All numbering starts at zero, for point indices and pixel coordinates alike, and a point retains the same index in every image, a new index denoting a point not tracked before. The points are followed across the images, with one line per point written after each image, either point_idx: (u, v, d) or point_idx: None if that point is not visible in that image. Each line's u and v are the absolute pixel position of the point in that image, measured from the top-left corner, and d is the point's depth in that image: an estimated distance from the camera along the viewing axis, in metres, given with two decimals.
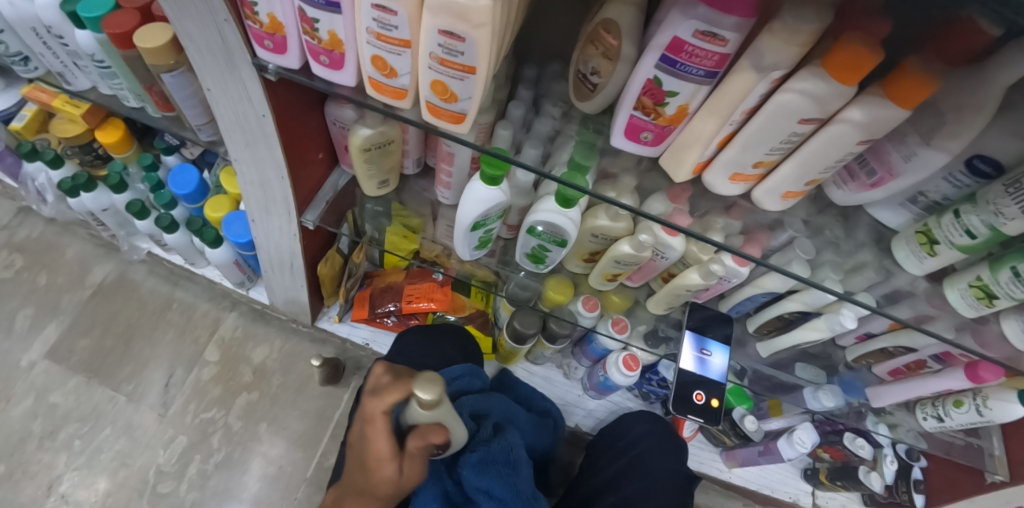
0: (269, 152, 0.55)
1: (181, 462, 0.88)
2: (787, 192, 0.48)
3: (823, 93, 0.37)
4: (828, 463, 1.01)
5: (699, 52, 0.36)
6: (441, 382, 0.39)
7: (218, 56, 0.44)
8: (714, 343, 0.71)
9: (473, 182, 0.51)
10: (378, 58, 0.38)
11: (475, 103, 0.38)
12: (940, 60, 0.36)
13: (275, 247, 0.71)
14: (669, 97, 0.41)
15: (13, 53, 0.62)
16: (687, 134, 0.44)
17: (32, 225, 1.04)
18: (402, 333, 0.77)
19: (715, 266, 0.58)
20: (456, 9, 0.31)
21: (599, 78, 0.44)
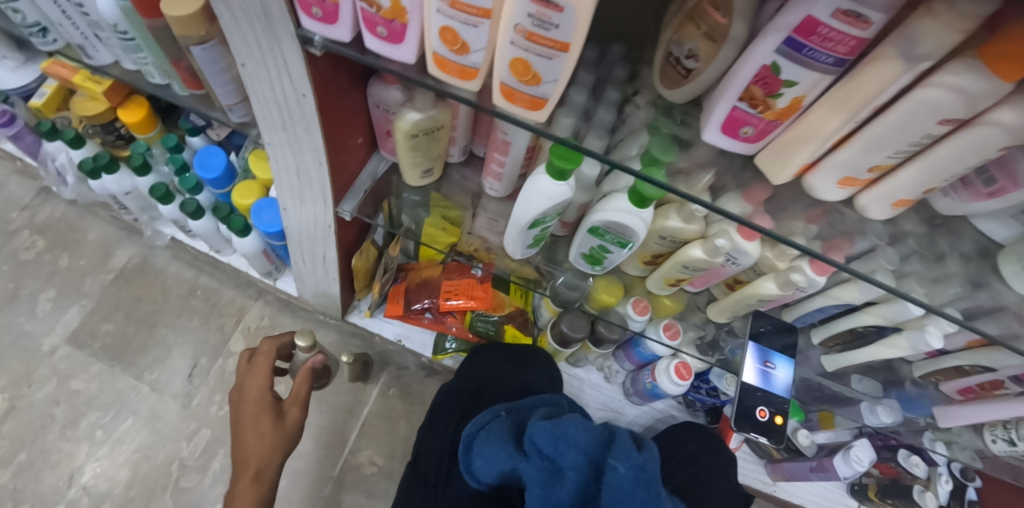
0: (309, 136, 0.49)
1: (205, 456, 0.85)
2: (900, 199, 0.42)
3: (978, 90, 0.31)
4: (877, 480, 0.97)
5: (835, 35, 0.30)
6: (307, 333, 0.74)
7: (259, 26, 0.38)
8: (779, 355, 0.65)
9: (537, 175, 0.46)
10: (448, 31, 0.32)
11: (561, 87, 0.33)
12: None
13: (308, 237, 0.66)
14: (785, 87, 0.35)
15: (31, 24, 0.57)
16: (796, 131, 0.38)
17: (54, 206, 1.00)
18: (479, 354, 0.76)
19: (795, 275, 0.53)
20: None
21: (696, 62, 0.38)
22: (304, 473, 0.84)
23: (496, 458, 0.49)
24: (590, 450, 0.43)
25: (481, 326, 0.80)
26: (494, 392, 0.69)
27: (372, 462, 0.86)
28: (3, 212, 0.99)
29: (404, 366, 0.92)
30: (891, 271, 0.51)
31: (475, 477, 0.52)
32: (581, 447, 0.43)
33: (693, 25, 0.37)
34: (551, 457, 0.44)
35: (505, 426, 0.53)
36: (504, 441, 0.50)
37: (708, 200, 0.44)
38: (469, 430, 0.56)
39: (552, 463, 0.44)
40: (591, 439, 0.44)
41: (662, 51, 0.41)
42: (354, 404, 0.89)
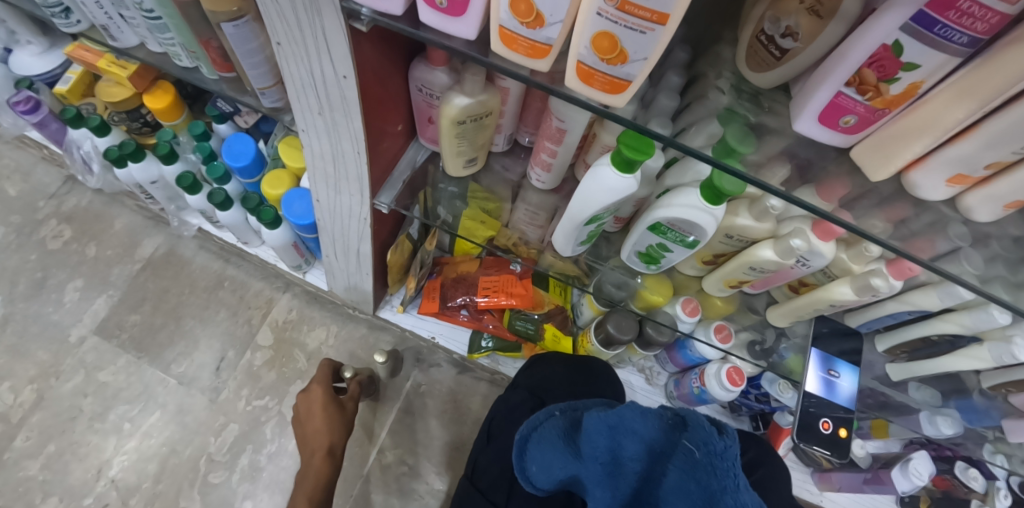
0: (348, 123, 0.46)
1: (233, 452, 0.84)
2: (1014, 201, 0.36)
3: None
4: (930, 491, 0.92)
5: (978, 10, 0.26)
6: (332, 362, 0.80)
7: (298, 1, 0.35)
8: (843, 363, 0.60)
9: (601, 166, 0.41)
10: (520, 0, 0.28)
11: (648, 67, 0.28)
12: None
13: (342, 230, 0.63)
14: (904, 71, 0.30)
15: (53, 3, 0.54)
16: (908, 121, 0.33)
17: (81, 195, 0.99)
18: (536, 362, 0.71)
19: (876, 280, 0.47)
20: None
21: (794, 42, 0.33)
22: None
23: (552, 464, 0.47)
24: (653, 436, 0.40)
25: (520, 324, 0.77)
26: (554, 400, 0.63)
27: (402, 461, 0.84)
28: (30, 200, 0.98)
29: (435, 363, 0.89)
30: (976, 276, 0.43)
31: (532, 485, 0.49)
32: (640, 434, 0.41)
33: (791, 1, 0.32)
34: (610, 448, 0.42)
35: (559, 425, 0.50)
36: (558, 443, 0.47)
37: (785, 191, 0.38)
38: (521, 432, 0.52)
39: (615, 456, 0.41)
40: (651, 425, 0.41)
41: (749, 31, 0.36)
42: (384, 400, 0.87)
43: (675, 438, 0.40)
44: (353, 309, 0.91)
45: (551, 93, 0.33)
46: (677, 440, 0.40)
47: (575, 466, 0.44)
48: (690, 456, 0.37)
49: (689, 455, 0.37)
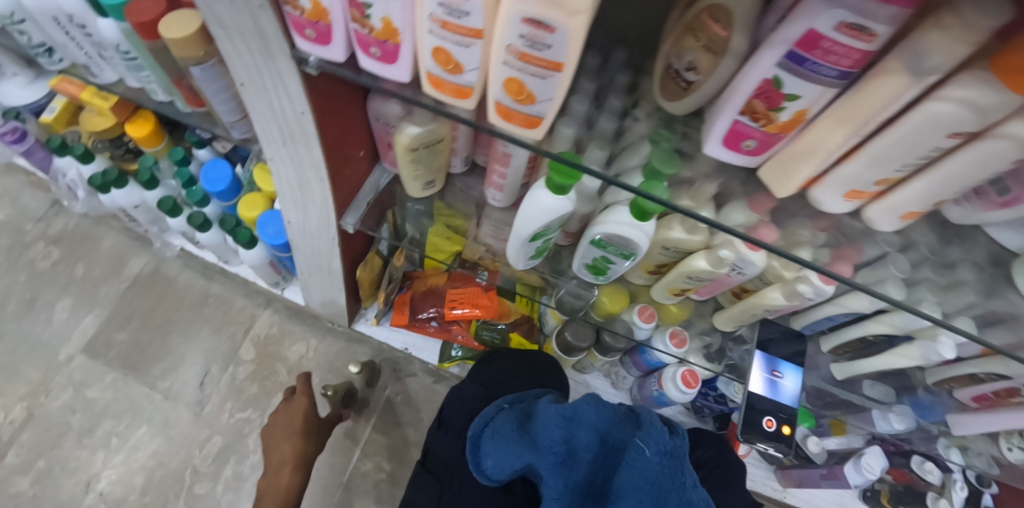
0: (310, 152, 0.50)
1: (217, 463, 0.87)
2: (909, 211, 0.40)
3: (990, 103, 0.29)
4: (890, 485, 0.95)
5: (839, 49, 0.29)
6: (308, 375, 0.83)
7: (254, 46, 0.38)
8: (787, 364, 0.64)
9: (536, 189, 0.45)
10: (441, 51, 0.32)
11: (556, 106, 0.32)
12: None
13: (315, 249, 0.67)
14: (787, 101, 0.33)
15: (36, 44, 0.59)
16: (799, 144, 0.37)
17: (68, 216, 1.02)
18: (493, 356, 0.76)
19: (802, 286, 0.52)
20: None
21: (696, 75, 0.37)
22: (316, 478, 0.85)
23: (507, 455, 0.49)
24: (605, 428, 0.46)
25: (486, 334, 0.80)
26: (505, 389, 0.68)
27: (381, 468, 0.87)
28: (19, 223, 1.01)
29: (412, 373, 0.93)
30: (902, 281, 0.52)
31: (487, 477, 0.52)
32: (596, 427, 0.46)
33: (694, 38, 0.36)
34: (565, 440, 0.46)
35: (506, 418, 0.54)
36: (512, 435, 0.51)
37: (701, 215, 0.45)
38: (476, 428, 0.56)
39: (567, 447, 0.46)
40: (605, 420, 0.46)
41: (661, 65, 0.40)
42: (362, 410, 0.90)
43: (623, 431, 0.46)
44: (331, 323, 0.94)
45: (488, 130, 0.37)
46: (625, 433, 0.46)
47: (531, 456, 0.47)
48: (642, 454, 0.43)
49: (641, 451, 0.43)
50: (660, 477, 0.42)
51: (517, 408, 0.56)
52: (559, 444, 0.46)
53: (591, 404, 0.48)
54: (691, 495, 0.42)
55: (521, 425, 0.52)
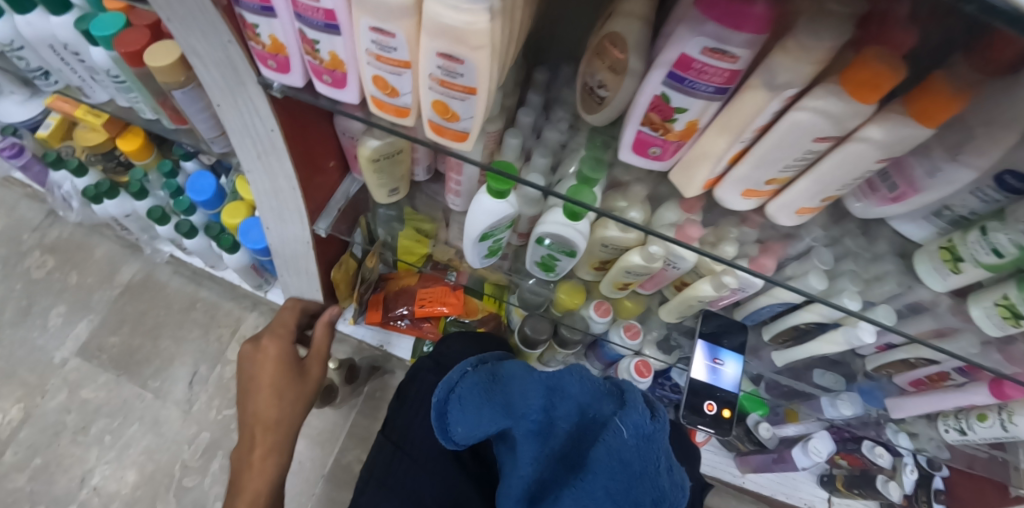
0: (280, 164, 0.55)
1: (205, 457, 0.91)
2: (802, 207, 0.46)
3: (840, 112, 0.35)
4: (846, 470, 1.00)
5: (709, 69, 0.34)
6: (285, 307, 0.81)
7: (225, 72, 0.44)
8: (728, 352, 0.70)
9: (481, 195, 0.51)
10: (379, 78, 0.37)
11: (477, 122, 0.38)
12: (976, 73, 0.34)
13: (291, 253, 0.72)
14: (677, 113, 0.39)
15: (34, 68, 0.64)
16: (695, 150, 0.42)
17: (63, 227, 1.07)
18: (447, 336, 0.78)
19: (727, 278, 0.58)
20: (452, 32, 0.30)
21: (607, 91, 0.43)
22: (299, 470, 0.90)
23: (481, 421, 0.51)
24: (584, 402, 0.48)
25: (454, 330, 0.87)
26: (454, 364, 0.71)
27: (361, 460, 0.92)
28: (15, 233, 1.06)
29: (390, 370, 0.98)
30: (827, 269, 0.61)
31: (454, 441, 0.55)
32: (576, 399, 0.48)
33: (601, 58, 0.41)
34: (543, 409, 0.48)
35: (477, 385, 0.56)
36: (485, 402, 0.52)
37: (623, 217, 0.52)
38: (440, 395, 0.58)
39: (547, 418, 0.48)
40: (587, 394, 0.49)
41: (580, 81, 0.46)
42: (343, 405, 0.95)
43: (600, 407, 0.49)
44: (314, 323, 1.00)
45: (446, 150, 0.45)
46: (603, 410, 0.48)
47: (508, 421, 0.49)
48: (621, 432, 0.46)
49: (620, 429, 0.46)
50: (636, 455, 0.45)
51: (484, 369, 0.59)
52: (539, 417, 0.48)
53: (573, 379, 0.50)
54: (660, 471, 0.45)
55: (496, 392, 0.54)
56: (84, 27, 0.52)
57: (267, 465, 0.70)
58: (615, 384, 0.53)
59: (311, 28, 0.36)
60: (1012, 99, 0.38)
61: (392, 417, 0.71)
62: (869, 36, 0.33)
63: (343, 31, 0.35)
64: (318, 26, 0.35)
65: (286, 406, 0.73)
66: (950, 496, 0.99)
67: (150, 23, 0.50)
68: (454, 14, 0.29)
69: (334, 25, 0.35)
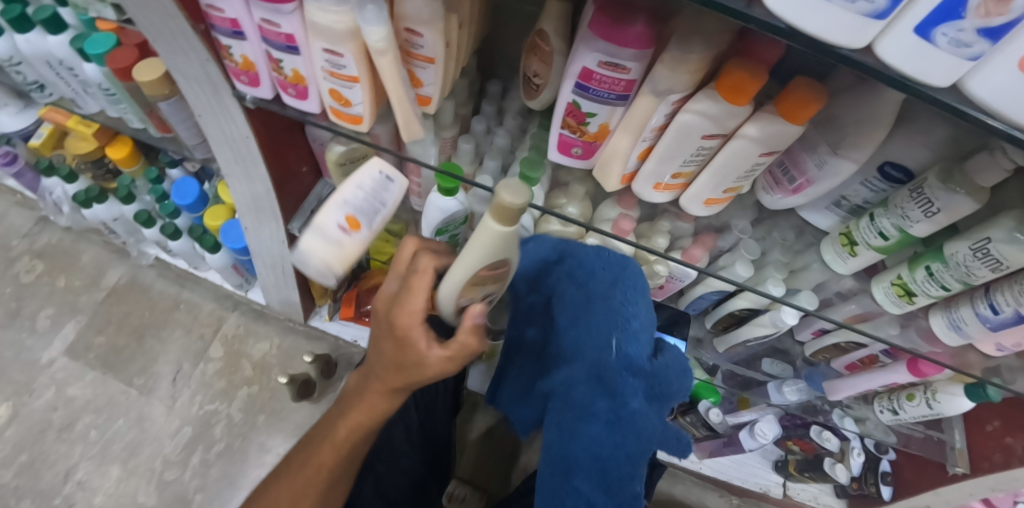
0: (256, 168, 0.61)
1: (186, 451, 0.96)
2: (709, 199, 0.53)
3: (717, 112, 0.43)
4: (798, 455, 1.06)
5: (607, 79, 0.42)
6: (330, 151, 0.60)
7: (204, 85, 0.50)
8: (671, 338, 0.76)
9: (432, 194, 0.58)
10: (335, 91, 0.44)
11: (367, 107, 0.45)
12: (851, 76, 0.47)
13: (268, 252, 0.78)
14: (589, 118, 0.46)
15: (31, 82, 0.70)
16: (609, 150, 0.50)
17: (52, 233, 1.12)
18: None
19: (659, 266, 0.66)
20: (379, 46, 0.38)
21: (540, 80, 0.51)
22: (276, 463, 0.96)
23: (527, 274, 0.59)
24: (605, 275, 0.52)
25: None
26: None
27: None
28: (5, 240, 1.11)
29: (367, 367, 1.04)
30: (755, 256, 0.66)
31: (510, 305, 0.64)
32: (597, 266, 0.53)
33: (474, 288, 0.48)
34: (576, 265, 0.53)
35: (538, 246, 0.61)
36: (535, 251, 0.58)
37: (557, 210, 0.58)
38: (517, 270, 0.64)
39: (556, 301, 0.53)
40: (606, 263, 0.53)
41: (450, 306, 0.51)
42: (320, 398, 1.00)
43: (607, 299, 0.50)
44: (292, 322, 1.05)
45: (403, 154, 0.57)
46: (612, 305, 0.50)
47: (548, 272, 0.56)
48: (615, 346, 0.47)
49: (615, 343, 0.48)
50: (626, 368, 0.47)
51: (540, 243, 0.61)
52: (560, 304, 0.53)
53: (588, 259, 0.53)
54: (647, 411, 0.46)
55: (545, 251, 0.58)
56: (78, 45, 0.58)
57: (354, 422, 0.48)
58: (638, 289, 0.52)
59: (276, 49, 0.42)
60: (872, 100, 0.46)
61: None
62: (741, 51, 0.42)
63: (301, 51, 0.42)
64: (281, 47, 0.42)
65: (444, 363, 0.42)
66: (897, 477, 1.02)
67: (138, 42, 0.56)
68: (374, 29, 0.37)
69: (294, 46, 0.41)
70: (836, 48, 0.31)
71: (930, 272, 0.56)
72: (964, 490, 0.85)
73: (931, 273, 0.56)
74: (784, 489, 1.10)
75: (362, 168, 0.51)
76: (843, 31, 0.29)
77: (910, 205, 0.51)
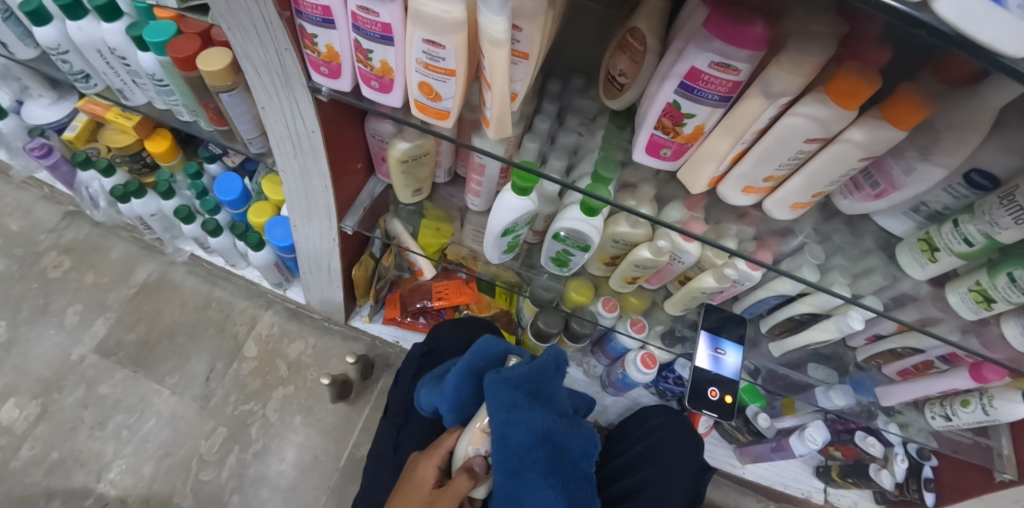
0: (316, 164, 0.59)
1: (222, 451, 0.94)
2: (795, 202, 0.52)
3: (826, 116, 0.41)
4: (840, 461, 1.05)
5: (715, 80, 0.41)
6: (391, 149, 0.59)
7: (277, 78, 0.48)
8: (729, 342, 0.74)
9: (506, 193, 0.58)
10: (425, 84, 0.42)
11: (457, 101, 0.44)
12: (940, 83, 0.42)
13: (315, 249, 0.76)
14: (687, 118, 0.45)
15: (76, 72, 0.67)
16: (702, 151, 0.49)
17: (79, 228, 1.10)
18: (437, 325, 0.88)
19: (728, 270, 0.63)
20: (489, 39, 0.36)
21: (626, 79, 0.50)
22: (314, 464, 0.94)
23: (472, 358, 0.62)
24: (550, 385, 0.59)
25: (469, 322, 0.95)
26: (443, 352, 0.82)
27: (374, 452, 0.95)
28: (32, 234, 1.09)
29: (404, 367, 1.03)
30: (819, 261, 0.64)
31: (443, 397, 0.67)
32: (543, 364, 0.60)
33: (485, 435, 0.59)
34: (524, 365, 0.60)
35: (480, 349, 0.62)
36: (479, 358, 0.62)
37: (636, 210, 0.56)
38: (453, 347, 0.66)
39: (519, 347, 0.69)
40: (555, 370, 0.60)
41: (461, 454, 0.60)
42: (357, 398, 0.99)
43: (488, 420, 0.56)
44: (328, 321, 1.04)
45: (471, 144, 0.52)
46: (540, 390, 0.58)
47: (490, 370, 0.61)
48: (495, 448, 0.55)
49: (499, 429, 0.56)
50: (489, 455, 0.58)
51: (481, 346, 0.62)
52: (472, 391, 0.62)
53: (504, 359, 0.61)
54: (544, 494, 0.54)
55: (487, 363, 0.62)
56: (136, 33, 0.56)
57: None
58: (508, 383, 0.56)
59: (368, 39, 0.40)
60: (971, 106, 0.43)
61: (392, 398, 0.82)
62: (848, 54, 0.40)
63: (396, 42, 0.40)
64: (374, 38, 0.40)
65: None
66: (939, 483, 1.00)
67: (200, 30, 0.54)
68: (491, 25, 0.36)
69: (389, 37, 0.39)
70: (998, 55, 0.29)
71: (1012, 278, 0.54)
72: (1008, 498, 0.83)
73: (1014, 280, 0.53)
74: (825, 495, 1.08)
75: (568, 223, 0.60)
76: (1017, 41, 0.28)
77: (999, 212, 0.48)
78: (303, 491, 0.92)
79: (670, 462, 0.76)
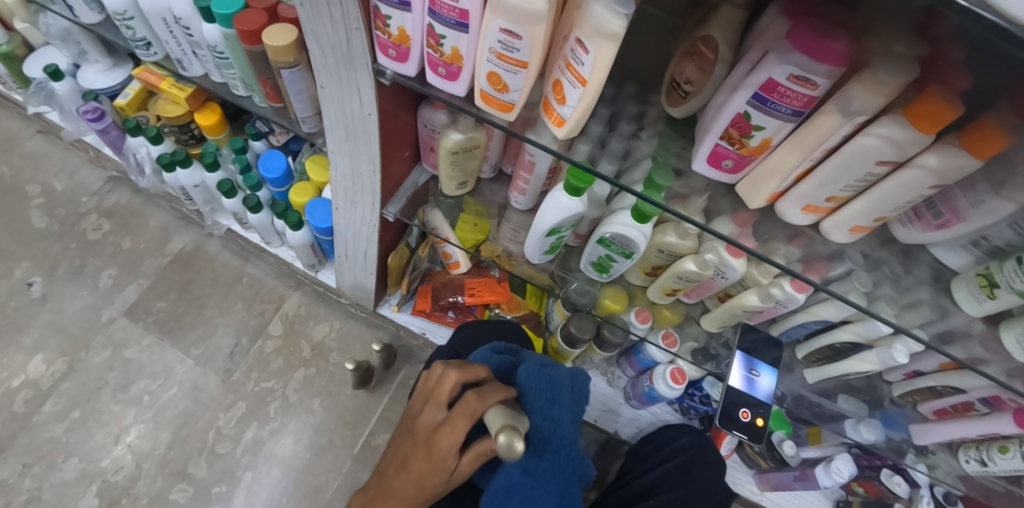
0: (367, 148, 0.59)
1: (239, 426, 0.94)
2: (855, 226, 0.51)
3: (903, 139, 0.40)
4: (862, 497, 1.01)
5: (791, 93, 0.39)
6: (443, 139, 0.58)
7: (340, 57, 0.48)
8: (763, 365, 0.72)
9: (557, 192, 0.59)
10: (494, 74, 0.42)
11: (524, 95, 0.43)
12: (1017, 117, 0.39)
13: (354, 233, 0.76)
14: (755, 131, 0.44)
15: (139, 39, 0.68)
16: (766, 165, 0.48)
17: (121, 193, 1.12)
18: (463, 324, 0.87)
19: (774, 290, 0.62)
20: (605, 31, 0.36)
21: (691, 87, 0.49)
22: (327, 447, 0.94)
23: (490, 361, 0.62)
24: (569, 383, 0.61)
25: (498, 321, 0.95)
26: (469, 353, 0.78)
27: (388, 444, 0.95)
28: (74, 195, 1.11)
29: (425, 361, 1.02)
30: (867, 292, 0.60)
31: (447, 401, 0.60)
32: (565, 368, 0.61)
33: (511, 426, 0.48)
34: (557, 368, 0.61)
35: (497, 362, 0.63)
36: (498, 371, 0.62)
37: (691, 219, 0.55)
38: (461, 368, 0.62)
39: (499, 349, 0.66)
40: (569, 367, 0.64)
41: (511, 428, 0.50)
42: (377, 386, 0.99)
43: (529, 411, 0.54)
44: (355, 307, 1.05)
45: (522, 137, 0.50)
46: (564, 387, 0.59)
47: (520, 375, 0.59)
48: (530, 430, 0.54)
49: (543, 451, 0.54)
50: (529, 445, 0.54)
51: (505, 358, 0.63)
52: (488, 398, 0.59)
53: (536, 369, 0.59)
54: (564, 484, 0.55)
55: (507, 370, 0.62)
56: (204, 3, 0.56)
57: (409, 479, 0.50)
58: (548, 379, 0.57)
59: (442, 24, 0.40)
60: None
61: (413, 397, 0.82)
62: (929, 77, 0.38)
63: (470, 30, 0.40)
64: (449, 23, 0.40)
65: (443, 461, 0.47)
66: None
67: (267, 5, 0.54)
68: (611, 16, 0.36)
69: (464, 24, 0.39)
70: None
71: None
72: None
73: None
74: None
75: (617, 228, 0.60)
76: None
77: None
78: (314, 473, 0.92)
79: (699, 486, 0.75)
